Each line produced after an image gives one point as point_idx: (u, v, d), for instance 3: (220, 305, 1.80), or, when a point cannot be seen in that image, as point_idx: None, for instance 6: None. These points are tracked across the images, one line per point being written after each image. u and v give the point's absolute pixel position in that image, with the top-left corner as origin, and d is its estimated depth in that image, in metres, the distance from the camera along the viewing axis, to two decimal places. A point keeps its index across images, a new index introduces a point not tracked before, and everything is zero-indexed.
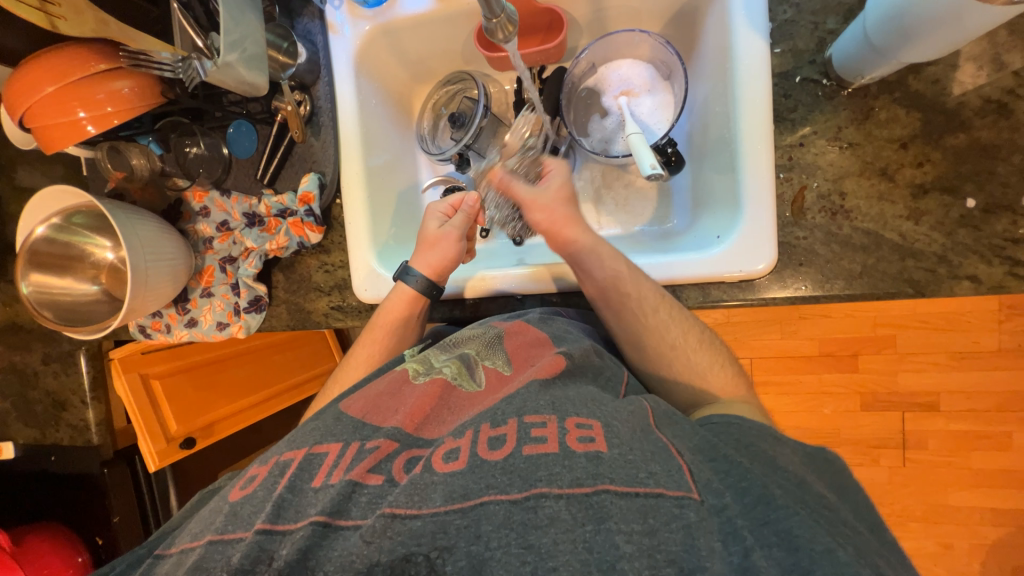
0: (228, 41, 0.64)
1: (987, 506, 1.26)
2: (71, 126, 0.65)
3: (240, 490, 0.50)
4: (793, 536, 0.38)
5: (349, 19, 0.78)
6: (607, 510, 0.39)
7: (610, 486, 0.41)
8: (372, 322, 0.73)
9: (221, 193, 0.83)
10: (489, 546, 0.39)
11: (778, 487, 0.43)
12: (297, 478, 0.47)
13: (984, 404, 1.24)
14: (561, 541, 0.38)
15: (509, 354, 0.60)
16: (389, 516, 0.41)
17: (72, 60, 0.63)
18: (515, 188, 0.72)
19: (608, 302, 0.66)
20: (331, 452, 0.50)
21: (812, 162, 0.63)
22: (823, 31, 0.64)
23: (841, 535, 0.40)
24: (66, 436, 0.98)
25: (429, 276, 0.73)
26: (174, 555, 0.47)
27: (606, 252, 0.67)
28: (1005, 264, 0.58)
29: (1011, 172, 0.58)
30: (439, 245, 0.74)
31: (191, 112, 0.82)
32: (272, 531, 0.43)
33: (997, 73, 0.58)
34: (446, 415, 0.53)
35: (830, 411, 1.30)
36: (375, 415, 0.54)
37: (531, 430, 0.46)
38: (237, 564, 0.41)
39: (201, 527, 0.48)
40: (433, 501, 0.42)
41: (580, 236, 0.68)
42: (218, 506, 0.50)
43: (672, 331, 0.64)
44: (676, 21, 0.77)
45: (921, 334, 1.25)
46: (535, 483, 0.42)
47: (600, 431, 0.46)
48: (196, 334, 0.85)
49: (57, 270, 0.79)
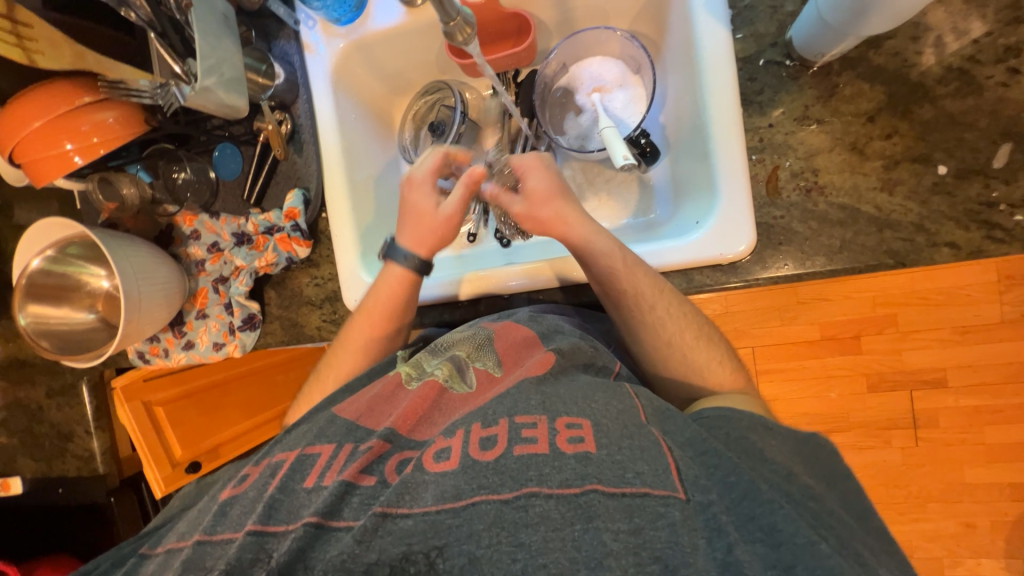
0: (204, 66, 0.66)
1: (1004, 481, 1.24)
2: (59, 158, 0.67)
3: (232, 489, 0.51)
4: (776, 530, 0.39)
5: (324, 38, 0.80)
6: (596, 510, 0.39)
7: (599, 486, 0.41)
8: (370, 310, 0.72)
9: (210, 215, 0.84)
10: (480, 544, 0.39)
11: (766, 483, 0.43)
12: (290, 479, 0.48)
13: (991, 377, 1.23)
14: (551, 539, 0.38)
15: (499, 355, 0.60)
16: (381, 515, 0.41)
17: (55, 95, 0.65)
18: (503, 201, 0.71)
19: (607, 296, 0.66)
20: (323, 453, 0.51)
21: (783, 142, 0.64)
22: (782, 14, 0.65)
23: (828, 529, 0.41)
24: (71, 468, 0.97)
25: (418, 253, 0.72)
26: (162, 552, 0.49)
27: (602, 248, 0.65)
28: (982, 228, 0.58)
29: (980, 137, 0.58)
30: (433, 220, 0.72)
31: (176, 138, 0.84)
32: (264, 532, 0.44)
33: (957, 42, 0.59)
34: (438, 415, 0.54)
35: (836, 395, 1.30)
36: (368, 418, 0.54)
37: (520, 431, 0.46)
38: (230, 563, 0.41)
39: (190, 527, 0.50)
40: (424, 501, 0.42)
41: (577, 230, 0.67)
42: (208, 506, 0.51)
43: (669, 328, 0.63)
44: (642, 16, 0.79)
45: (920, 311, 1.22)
46: (525, 484, 0.42)
47: (590, 430, 0.46)
48: (193, 356, 0.86)
49: (53, 301, 0.81)
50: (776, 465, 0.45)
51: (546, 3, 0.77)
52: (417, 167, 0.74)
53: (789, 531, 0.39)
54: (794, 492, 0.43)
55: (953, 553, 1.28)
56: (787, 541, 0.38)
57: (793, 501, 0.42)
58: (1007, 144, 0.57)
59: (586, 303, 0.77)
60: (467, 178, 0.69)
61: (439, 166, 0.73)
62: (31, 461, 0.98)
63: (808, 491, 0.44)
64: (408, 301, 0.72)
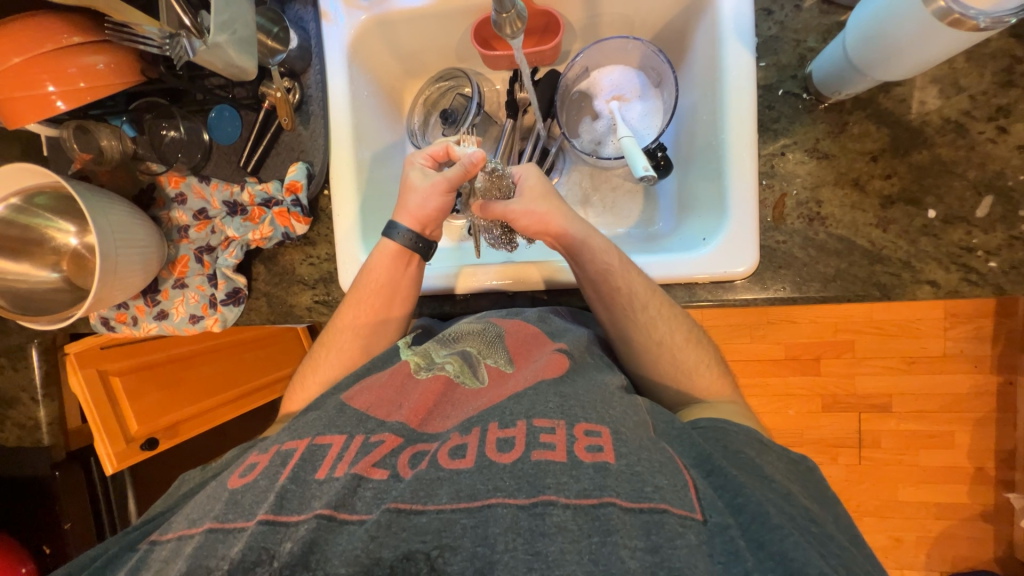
0: (218, 21, 0.62)
1: (931, 501, 1.34)
2: (39, 100, 0.61)
3: (240, 477, 0.50)
4: (787, 559, 0.40)
5: (344, 8, 0.77)
6: (613, 523, 0.40)
7: (616, 500, 0.42)
8: (365, 300, 0.71)
9: (200, 179, 0.79)
10: (496, 549, 0.40)
11: (774, 506, 0.44)
12: (301, 469, 0.48)
13: (931, 406, 1.32)
14: (568, 550, 0.39)
15: (511, 352, 0.60)
16: (394, 512, 0.42)
17: (36, 30, 0.59)
18: (494, 207, 0.70)
19: (600, 297, 0.66)
20: (334, 443, 0.50)
21: (790, 171, 0.67)
22: (804, 48, 0.68)
23: (833, 555, 0.42)
24: (12, 436, 0.89)
25: (411, 227, 0.71)
26: (172, 539, 0.47)
27: (598, 245, 0.67)
28: (961, 271, 0.63)
29: (965, 187, 0.63)
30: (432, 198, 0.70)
31: (171, 94, 0.79)
32: (275, 522, 0.43)
33: (954, 97, 0.63)
34: (450, 409, 0.54)
35: (794, 412, 1.37)
36: (379, 408, 0.53)
37: (538, 436, 0.47)
38: (237, 563, 0.41)
39: (199, 514, 0.48)
40: (439, 497, 0.43)
41: (572, 227, 0.68)
42: (215, 494, 0.49)
43: (659, 329, 0.65)
44: (667, 30, 0.80)
45: (876, 340, 1.32)
46: (542, 491, 0.42)
47: (609, 440, 0.47)
48: (166, 328, 0.80)
49: (14, 254, 0.74)
50: (768, 483, 0.48)
51: (577, 4, 0.77)
52: (417, 152, 0.73)
53: (799, 561, 0.39)
54: (796, 515, 0.45)
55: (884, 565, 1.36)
56: (799, 570, 0.39)
57: (792, 521, 0.44)
58: (989, 197, 0.62)
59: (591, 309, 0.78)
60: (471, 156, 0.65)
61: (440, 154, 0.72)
62: None
63: (810, 513, 0.46)
64: (406, 282, 0.73)
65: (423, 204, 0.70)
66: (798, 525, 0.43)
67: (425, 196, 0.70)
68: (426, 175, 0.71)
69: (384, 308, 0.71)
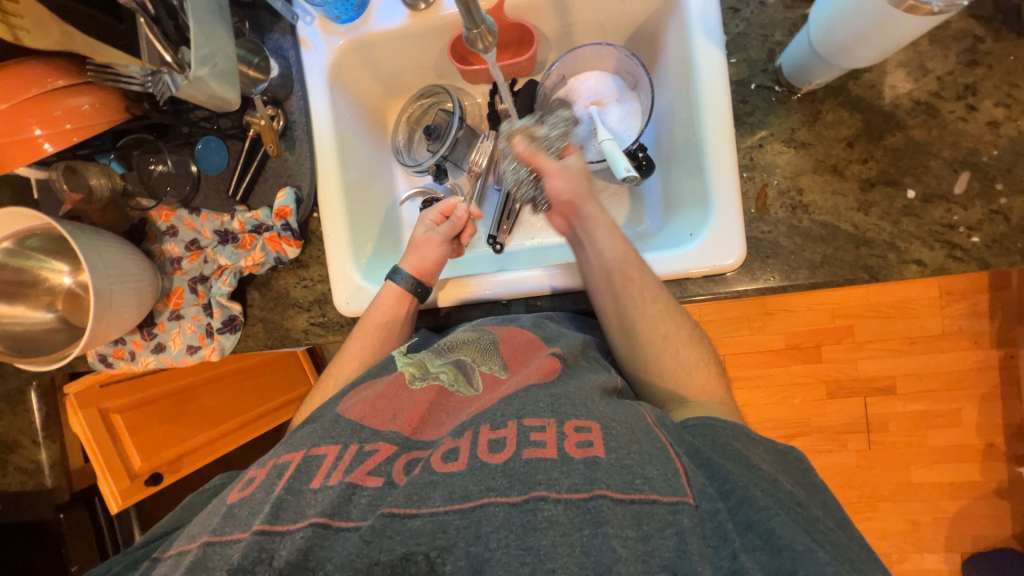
0: (198, 56, 0.63)
1: (943, 482, 1.33)
2: (26, 144, 0.62)
3: (239, 491, 0.50)
4: (774, 536, 0.40)
5: (322, 34, 0.79)
6: (604, 515, 0.41)
7: (607, 492, 0.42)
8: (371, 335, 0.73)
9: (190, 211, 0.80)
10: (489, 546, 0.40)
11: (760, 490, 0.44)
12: (296, 480, 0.48)
13: (936, 385, 1.32)
14: (560, 544, 0.40)
15: (506, 359, 0.61)
16: (389, 517, 0.42)
17: (20, 77, 0.60)
18: (540, 159, 0.71)
19: (610, 286, 0.68)
20: (328, 454, 0.50)
21: (770, 162, 0.68)
22: (772, 43, 0.70)
23: (823, 537, 0.42)
24: (15, 482, 0.89)
25: (413, 275, 0.76)
26: (169, 556, 0.47)
27: (618, 234, 0.69)
28: (944, 248, 0.63)
29: (942, 166, 0.64)
30: (425, 249, 0.77)
31: (157, 128, 0.80)
32: (271, 531, 0.43)
33: (923, 79, 0.65)
34: (444, 417, 0.54)
35: (800, 401, 1.36)
36: (374, 418, 0.53)
37: (529, 434, 0.48)
38: (237, 564, 0.42)
39: (200, 528, 0.48)
40: (433, 501, 0.43)
41: (597, 214, 0.71)
42: (216, 508, 0.49)
43: (665, 324, 0.66)
44: (640, 33, 0.82)
45: (875, 324, 1.32)
46: (534, 487, 0.43)
47: (598, 434, 0.47)
48: (163, 360, 0.80)
49: (7, 297, 0.74)
50: (756, 470, 0.47)
51: (549, 15, 0.79)
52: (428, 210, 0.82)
53: (786, 538, 0.40)
54: (784, 497, 0.44)
55: (902, 548, 1.34)
56: (787, 547, 0.39)
57: (788, 506, 0.44)
58: (965, 173, 0.63)
59: (584, 311, 0.78)
60: (515, 143, 0.71)
61: (448, 211, 0.81)
62: None
63: (797, 500, 0.45)
64: (407, 330, 0.75)
65: (425, 256, 0.77)
66: (785, 507, 0.43)
67: (424, 250, 0.77)
68: (431, 230, 0.80)
69: (387, 346, 0.73)
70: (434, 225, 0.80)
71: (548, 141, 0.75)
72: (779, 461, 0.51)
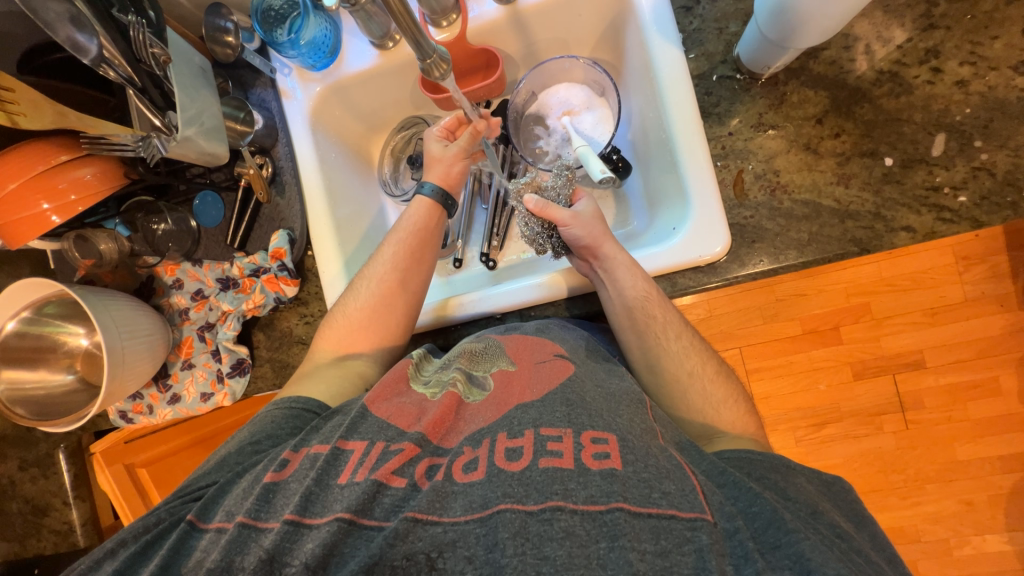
0: (185, 117, 0.67)
1: (997, 454, 1.04)
2: (35, 218, 0.67)
3: (275, 472, 0.51)
4: (804, 558, 0.40)
5: (300, 83, 0.83)
6: (621, 529, 0.41)
7: (624, 505, 0.42)
8: (404, 239, 0.77)
9: (193, 263, 0.83)
10: (505, 553, 0.40)
11: (789, 513, 0.44)
12: (324, 473, 0.49)
13: (965, 354, 1.00)
14: (576, 555, 0.40)
15: (513, 356, 0.64)
16: (412, 521, 0.43)
17: (28, 156, 0.65)
18: (552, 211, 0.71)
19: (633, 322, 0.68)
20: (356, 449, 0.52)
21: (743, 148, 0.69)
22: (728, 34, 0.71)
23: (858, 567, 0.42)
24: (49, 544, 0.92)
25: (441, 186, 0.79)
26: (212, 530, 0.49)
27: (637, 271, 0.68)
28: (933, 212, 0.63)
29: (916, 130, 0.64)
30: (446, 165, 0.79)
31: (156, 190, 0.84)
32: (300, 522, 0.45)
33: (885, 48, 0.65)
34: (461, 423, 0.55)
35: (825, 387, 1.07)
36: (399, 417, 0.55)
37: (546, 443, 0.48)
38: (268, 550, 0.43)
39: (235, 505, 0.50)
40: (454, 510, 0.45)
41: (617, 254, 0.69)
42: (253, 483, 0.52)
43: (690, 359, 0.65)
44: (602, 42, 0.85)
45: (900, 297, 0.95)
46: (551, 497, 0.43)
47: (615, 445, 0.48)
48: (180, 410, 0.83)
49: (30, 364, 0.78)
50: (792, 502, 0.47)
51: (512, 37, 0.82)
52: (432, 127, 0.81)
53: (818, 561, 0.40)
54: (818, 529, 0.45)
55: (958, 533, 1.08)
56: (816, 569, 0.39)
57: (816, 531, 0.44)
58: (942, 134, 0.63)
59: (580, 315, 0.78)
60: (526, 203, 0.72)
61: (453, 124, 0.80)
62: (4, 542, 0.93)
63: (837, 530, 0.46)
64: (439, 233, 0.80)
65: (448, 171, 0.79)
66: (818, 533, 0.44)
67: (450, 163, 0.79)
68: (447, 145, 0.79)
69: (419, 246, 0.77)
70: (445, 141, 0.80)
71: (555, 192, 0.77)
72: (801, 483, 0.51)
